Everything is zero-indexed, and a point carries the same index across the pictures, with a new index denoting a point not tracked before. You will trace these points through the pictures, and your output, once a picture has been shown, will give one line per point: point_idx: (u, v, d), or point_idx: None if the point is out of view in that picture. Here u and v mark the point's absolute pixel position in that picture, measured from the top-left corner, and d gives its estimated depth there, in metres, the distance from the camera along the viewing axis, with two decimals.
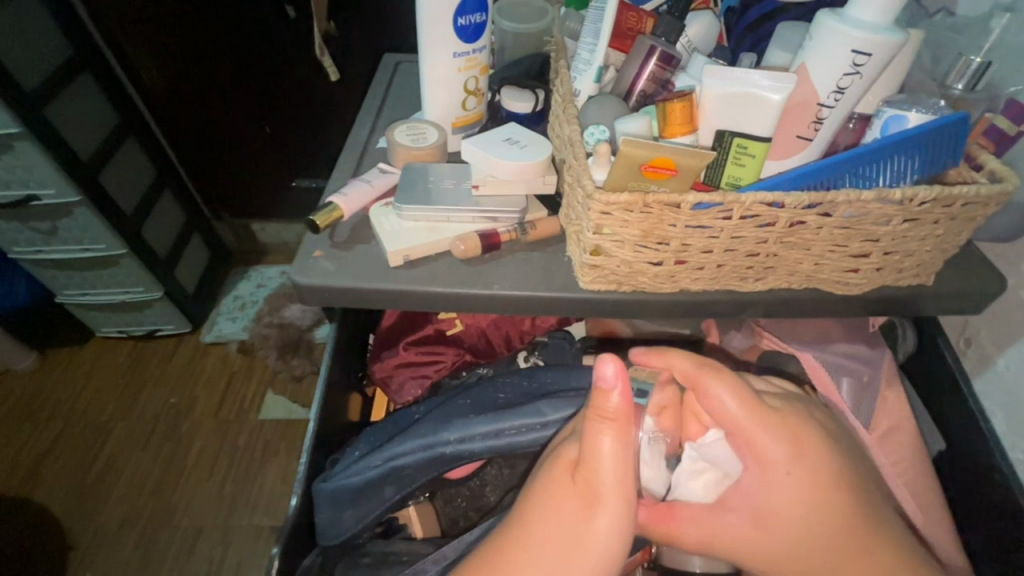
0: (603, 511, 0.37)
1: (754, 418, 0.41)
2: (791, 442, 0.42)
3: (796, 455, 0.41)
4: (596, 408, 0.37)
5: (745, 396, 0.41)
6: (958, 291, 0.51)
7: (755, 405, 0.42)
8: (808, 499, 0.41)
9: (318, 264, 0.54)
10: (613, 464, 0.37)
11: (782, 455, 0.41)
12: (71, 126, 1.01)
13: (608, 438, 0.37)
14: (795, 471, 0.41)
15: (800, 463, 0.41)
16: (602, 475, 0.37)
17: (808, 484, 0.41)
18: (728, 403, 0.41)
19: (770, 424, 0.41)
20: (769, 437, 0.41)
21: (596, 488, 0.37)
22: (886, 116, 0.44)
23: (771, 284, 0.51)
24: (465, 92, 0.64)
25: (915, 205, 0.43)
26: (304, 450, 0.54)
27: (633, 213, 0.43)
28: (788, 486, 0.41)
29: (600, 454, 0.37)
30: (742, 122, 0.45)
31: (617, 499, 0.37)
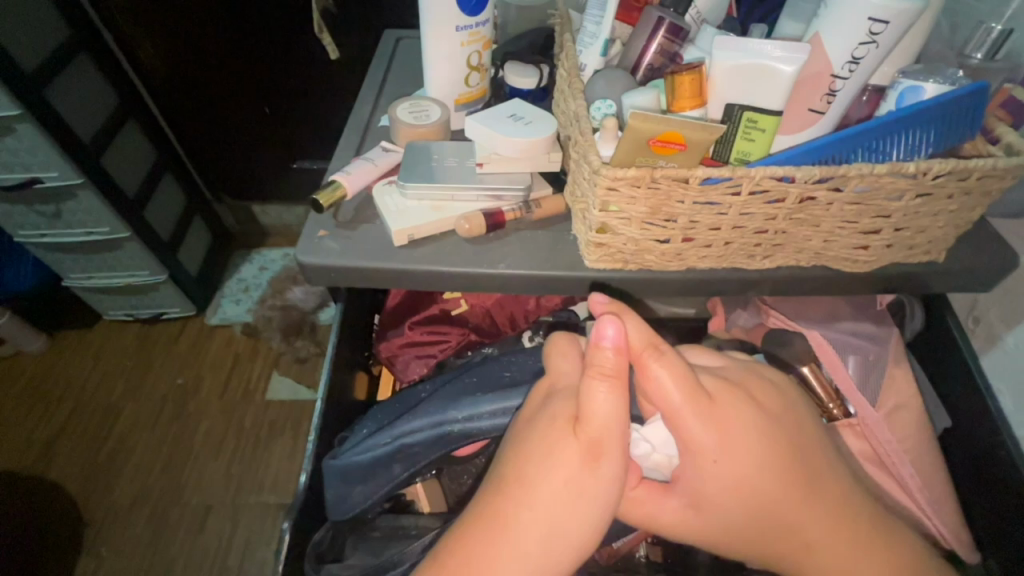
0: (606, 465, 0.36)
1: (686, 402, 0.38)
2: (726, 426, 0.39)
3: (730, 442, 0.39)
4: (594, 366, 0.37)
5: (682, 377, 0.39)
6: (968, 268, 0.51)
7: (690, 385, 0.39)
8: (748, 486, 0.39)
9: (323, 243, 0.53)
10: (615, 413, 0.36)
11: (716, 440, 0.39)
12: (71, 108, 1.00)
13: (604, 394, 0.36)
14: (730, 456, 0.39)
15: (735, 449, 0.39)
16: (608, 425, 0.36)
17: (747, 471, 0.39)
18: (668, 387, 0.38)
19: (705, 408, 0.39)
20: (693, 424, 0.38)
21: (599, 442, 0.36)
22: (903, 87, 0.43)
23: (779, 262, 0.50)
24: (468, 67, 0.63)
25: (929, 180, 0.42)
26: (312, 428, 0.55)
27: (641, 188, 0.42)
28: (718, 470, 0.39)
29: (596, 410, 0.36)
30: (752, 95, 0.44)
31: (619, 449, 0.36)
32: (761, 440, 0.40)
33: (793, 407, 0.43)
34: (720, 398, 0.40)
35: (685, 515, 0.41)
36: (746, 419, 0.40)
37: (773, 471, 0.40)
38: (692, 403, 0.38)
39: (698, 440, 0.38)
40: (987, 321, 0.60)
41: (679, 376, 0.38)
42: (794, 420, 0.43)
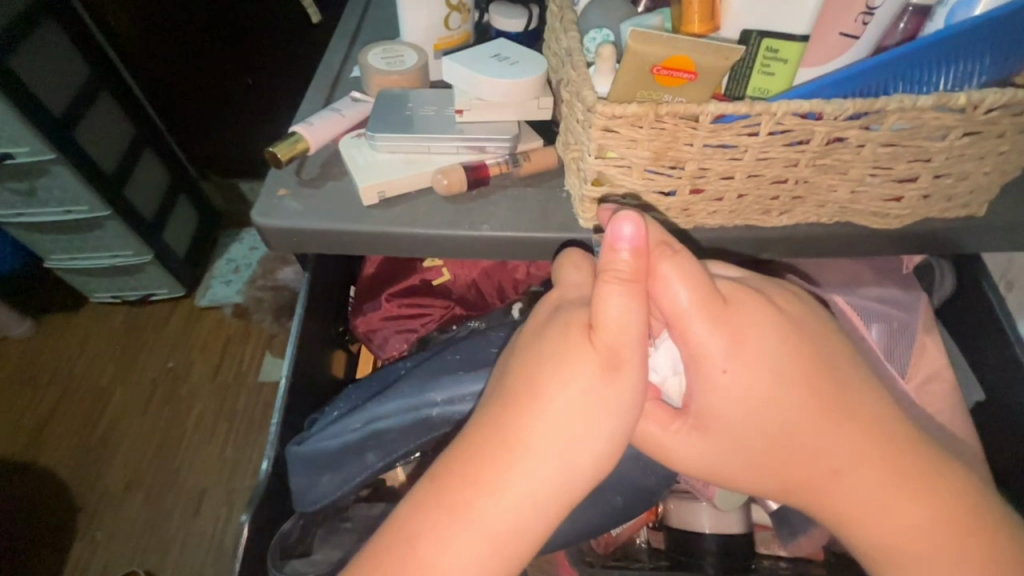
0: (626, 375, 0.31)
1: (701, 307, 0.32)
2: (747, 338, 0.33)
3: (751, 354, 0.33)
4: (606, 268, 0.31)
5: (694, 280, 0.32)
6: (1012, 224, 0.45)
7: (705, 287, 0.33)
8: (772, 410, 0.33)
9: (284, 204, 0.47)
10: (635, 318, 0.31)
11: (734, 353, 0.33)
12: (38, 75, 0.91)
13: (621, 299, 0.30)
14: (751, 373, 0.33)
15: (756, 364, 0.33)
16: (626, 331, 0.31)
17: (770, 391, 0.33)
18: (677, 290, 0.32)
19: (720, 314, 0.33)
20: (704, 331, 0.32)
21: (617, 349, 0.31)
22: (954, 2, 0.36)
23: (798, 218, 0.44)
24: (447, 7, 0.56)
25: (980, 113, 0.36)
26: (276, 410, 0.50)
27: (643, 128, 0.36)
28: (736, 392, 0.33)
29: (609, 312, 0.30)
30: (773, 18, 0.38)
31: (643, 356, 0.31)
32: (789, 356, 0.33)
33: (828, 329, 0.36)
34: (739, 305, 0.33)
35: (702, 453, 0.35)
36: (772, 331, 0.33)
37: (803, 394, 0.33)
38: (708, 308, 0.33)
39: (711, 352, 0.33)
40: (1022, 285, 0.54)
41: (698, 277, 0.32)
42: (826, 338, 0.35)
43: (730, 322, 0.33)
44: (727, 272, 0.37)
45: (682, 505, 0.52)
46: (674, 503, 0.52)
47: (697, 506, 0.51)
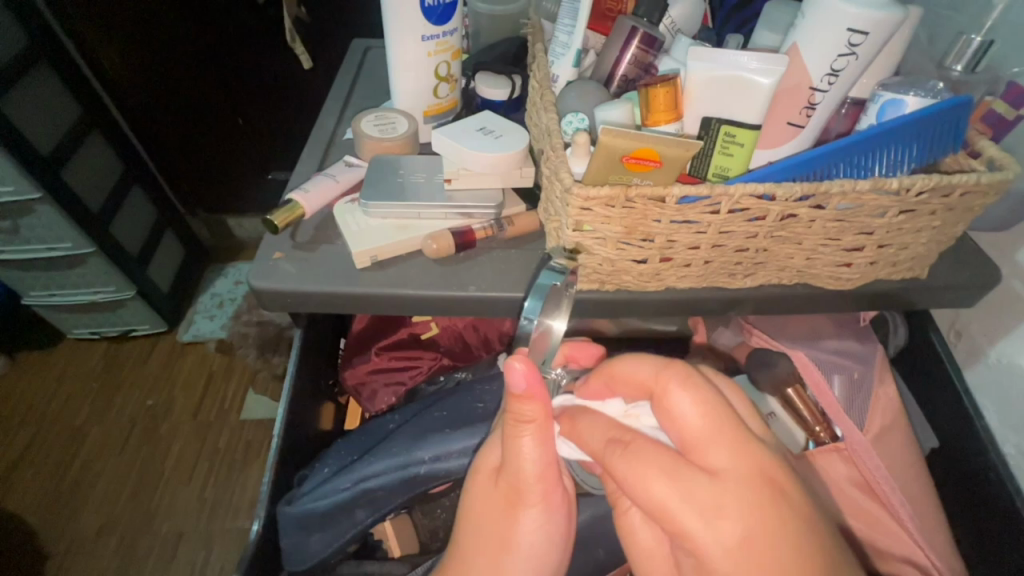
0: (529, 507, 0.40)
1: (661, 461, 0.32)
2: (691, 433, 0.34)
3: (727, 433, 0.33)
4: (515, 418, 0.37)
5: (701, 424, 0.33)
6: (951, 283, 0.49)
7: (715, 431, 0.33)
8: (795, 494, 0.32)
9: (278, 267, 0.50)
10: (533, 461, 0.38)
11: (699, 444, 0.33)
12: (27, 117, 0.92)
13: (530, 444, 0.38)
14: (741, 484, 0.31)
15: (752, 485, 0.31)
16: (527, 473, 0.39)
17: (792, 520, 0.30)
18: (686, 422, 0.34)
19: (613, 462, 0.34)
20: (686, 398, 0.34)
21: (521, 483, 0.39)
22: (883, 100, 0.42)
23: (760, 280, 0.48)
24: (436, 78, 0.59)
25: (912, 195, 0.40)
26: (268, 467, 0.51)
27: (615, 208, 0.40)
28: (727, 548, 0.30)
29: (525, 463, 0.39)
30: (730, 107, 0.42)
31: (540, 488, 0.40)
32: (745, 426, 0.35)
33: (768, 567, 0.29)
34: (619, 361, 0.39)
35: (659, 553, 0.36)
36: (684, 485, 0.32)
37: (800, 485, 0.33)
38: (607, 455, 0.35)
39: (683, 513, 0.31)
40: (970, 335, 0.58)
41: (639, 365, 0.37)
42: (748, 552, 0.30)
43: (662, 416, 0.35)
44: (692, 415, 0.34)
45: None
46: None
47: None
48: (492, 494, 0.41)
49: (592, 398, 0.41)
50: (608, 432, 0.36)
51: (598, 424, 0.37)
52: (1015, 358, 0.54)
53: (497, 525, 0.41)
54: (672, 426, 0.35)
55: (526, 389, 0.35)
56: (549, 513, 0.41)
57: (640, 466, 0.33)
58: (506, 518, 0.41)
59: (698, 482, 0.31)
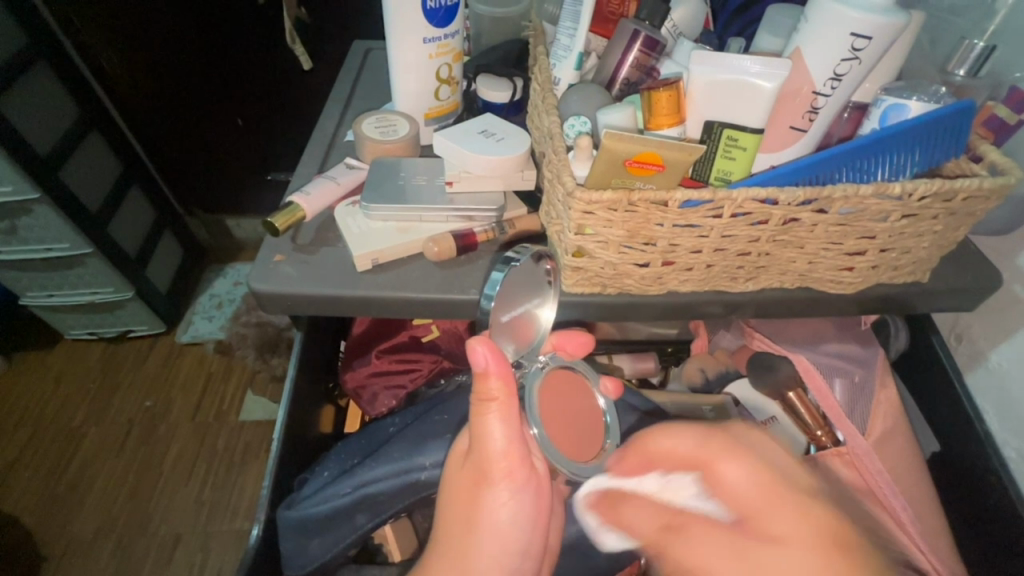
0: (496, 488, 0.40)
1: (722, 545, 0.37)
2: (744, 505, 0.37)
3: (777, 496, 0.36)
4: (480, 395, 0.39)
5: (757, 484, 0.37)
6: (953, 288, 0.49)
7: (769, 488, 0.37)
8: (854, 540, 0.35)
9: (278, 269, 0.49)
10: (498, 439, 0.39)
11: (752, 513, 0.37)
12: (26, 117, 0.92)
13: (495, 422, 0.39)
14: (804, 547, 0.34)
15: (816, 540, 0.35)
16: (494, 452, 0.39)
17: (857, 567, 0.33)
18: (739, 484, 0.38)
19: (670, 546, 0.39)
20: (734, 469, 0.38)
21: (489, 462, 0.40)
22: (886, 105, 0.42)
23: (762, 284, 0.48)
24: (437, 80, 0.59)
25: (915, 201, 0.40)
26: (268, 470, 0.51)
27: (617, 211, 0.40)
28: None
29: (491, 441, 0.39)
30: (732, 110, 0.42)
31: (509, 467, 0.40)
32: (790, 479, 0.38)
33: None
34: (653, 434, 0.42)
35: None
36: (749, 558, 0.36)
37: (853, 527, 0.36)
38: (663, 541, 0.39)
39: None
40: (971, 339, 0.58)
41: (678, 438, 0.41)
42: None
43: (711, 488, 0.39)
44: (740, 481, 0.38)
45: None
46: None
47: None
48: (463, 474, 0.42)
49: (625, 475, 0.42)
50: (659, 517, 0.40)
51: (648, 511, 0.41)
52: (1015, 362, 0.54)
53: (467, 506, 0.41)
54: (723, 495, 0.38)
55: (487, 367, 0.38)
56: (520, 493, 0.41)
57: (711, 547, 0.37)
58: (474, 497, 0.41)
59: (767, 547, 0.35)
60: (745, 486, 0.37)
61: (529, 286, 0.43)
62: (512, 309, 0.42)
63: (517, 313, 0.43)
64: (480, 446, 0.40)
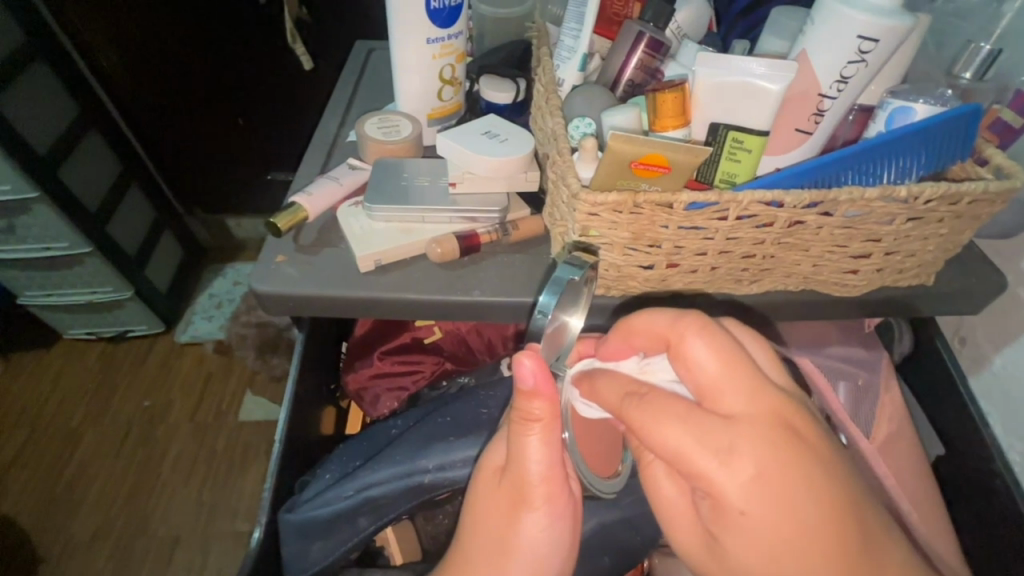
0: (534, 511, 0.40)
1: (678, 406, 0.32)
2: (704, 379, 0.34)
3: (736, 372, 0.33)
4: (523, 414, 0.37)
5: (722, 355, 0.34)
6: (957, 290, 0.49)
7: (731, 359, 0.33)
8: (807, 430, 0.32)
9: (281, 270, 0.49)
10: (536, 460, 0.38)
11: (715, 390, 0.33)
12: (25, 116, 0.92)
13: (535, 443, 0.38)
14: (755, 426, 0.31)
15: (765, 415, 0.32)
16: (530, 473, 0.38)
17: (805, 455, 0.31)
18: (706, 362, 0.34)
19: (628, 408, 0.34)
20: (701, 345, 0.34)
21: (524, 482, 0.39)
22: (892, 108, 0.42)
23: (766, 287, 0.48)
24: (441, 81, 0.59)
25: (920, 204, 0.40)
26: (270, 472, 0.51)
27: (622, 214, 0.39)
28: (742, 482, 0.30)
29: (530, 462, 0.38)
30: (737, 112, 0.42)
31: (545, 490, 0.39)
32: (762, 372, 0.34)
33: (791, 478, 0.30)
34: (633, 315, 0.38)
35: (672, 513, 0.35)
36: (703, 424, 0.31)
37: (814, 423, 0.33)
38: (624, 407, 0.35)
39: (699, 452, 0.31)
40: (974, 341, 0.58)
41: (655, 316, 0.36)
42: (778, 464, 0.30)
43: (679, 366, 0.35)
44: (710, 353, 0.34)
45: (666, 561, 0.59)
46: (658, 558, 0.60)
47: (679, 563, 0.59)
48: (496, 490, 0.41)
49: (610, 357, 0.40)
50: (625, 386, 0.36)
51: (615, 381, 0.37)
52: (1019, 365, 0.54)
53: (499, 523, 0.41)
54: (689, 375, 0.35)
55: (534, 387, 0.35)
56: (556, 516, 0.40)
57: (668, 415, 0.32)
58: (510, 520, 0.41)
59: (707, 419, 0.32)
60: (714, 355, 0.34)
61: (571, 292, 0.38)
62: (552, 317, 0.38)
63: (556, 321, 0.38)
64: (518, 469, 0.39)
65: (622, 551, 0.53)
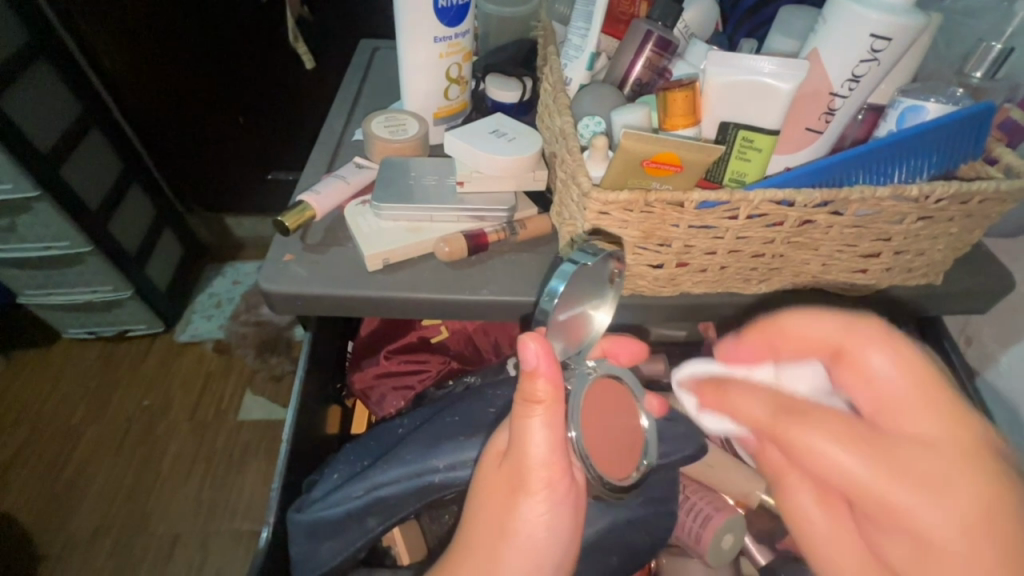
0: (532, 498, 0.39)
1: (844, 431, 0.33)
2: (889, 395, 0.35)
3: (929, 395, 0.34)
4: (527, 395, 0.38)
5: (904, 369, 0.35)
6: (966, 290, 0.49)
7: (921, 378, 0.35)
8: (1000, 468, 0.31)
9: (289, 269, 0.49)
10: (539, 444, 0.38)
11: (895, 407, 0.34)
12: (27, 114, 0.91)
13: (538, 426, 0.38)
14: (956, 458, 0.31)
15: (961, 443, 0.32)
16: (533, 459, 0.39)
17: (1004, 488, 0.30)
18: (887, 372, 0.35)
19: (782, 429, 0.35)
20: (883, 357, 0.36)
21: (526, 468, 0.39)
22: (903, 107, 0.42)
23: (775, 286, 0.48)
24: (447, 79, 0.59)
25: (931, 203, 0.40)
26: (277, 472, 0.51)
27: (633, 212, 0.39)
28: (943, 522, 0.30)
29: (533, 445, 0.38)
30: (748, 111, 0.41)
31: (548, 475, 0.39)
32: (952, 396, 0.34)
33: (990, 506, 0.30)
34: (787, 317, 0.39)
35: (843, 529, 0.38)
36: (869, 449, 0.32)
37: (1016, 463, 0.32)
38: (778, 425, 0.35)
39: (893, 480, 0.31)
40: (980, 341, 0.58)
41: (816, 324, 0.38)
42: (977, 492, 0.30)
43: (850, 376, 0.37)
44: (883, 365, 0.36)
45: (673, 561, 0.60)
46: (665, 558, 0.60)
47: (686, 563, 0.59)
48: (498, 478, 0.41)
49: (738, 363, 0.41)
50: (766, 400, 0.37)
51: (752, 395, 0.38)
52: None
53: (501, 512, 0.40)
54: (863, 389, 0.36)
55: (535, 368, 0.37)
56: (557, 504, 0.40)
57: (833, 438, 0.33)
58: (508, 506, 0.40)
59: (893, 436, 0.33)
60: (889, 369, 0.35)
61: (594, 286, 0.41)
62: (571, 308, 0.40)
63: (576, 312, 0.41)
64: (519, 452, 0.39)
65: (631, 551, 0.53)
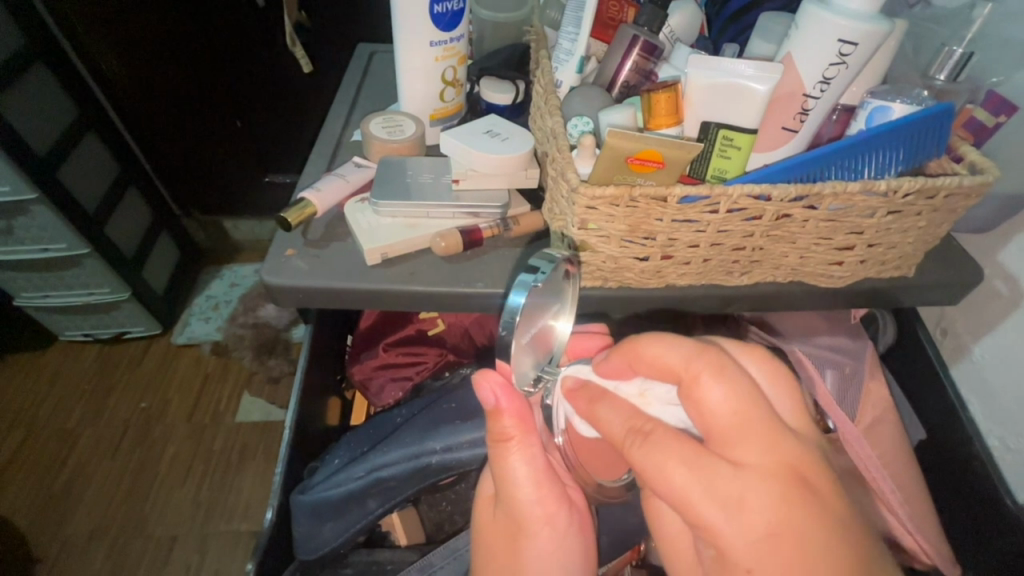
0: (534, 530, 0.42)
1: (682, 450, 0.32)
2: (726, 426, 0.33)
3: (752, 423, 0.32)
4: (496, 437, 0.40)
5: (737, 399, 0.33)
6: (936, 282, 0.52)
7: (752, 408, 0.33)
8: (824, 487, 0.31)
9: (290, 263, 0.51)
10: (524, 481, 0.41)
11: (726, 435, 0.33)
12: (24, 118, 0.93)
13: (518, 464, 0.41)
14: (767, 480, 0.31)
15: (779, 470, 0.31)
16: (522, 495, 0.41)
17: (815, 511, 0.30)
18: (721, 403, 0.33)
19: (634, 447, 0.34)
20: (718, 389, 0.33)
21: (516, 502, 0.42)
22: (872, 107, 0.44)
23: (756, 278, 0.50)
24: (443, 82, 0.61)
25: (899, 197, 0.42)
26: (280, 461, 0.53)
27: (619, 207, 0.41)
28: (750, 539, 0.29)
29: (517, 484, 0.41)
30: (726, 112, 0.44)
31: (540, 509, 0.42)
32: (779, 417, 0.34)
33: (796, 514, 0.30)
34: (645, 339, 0.37)
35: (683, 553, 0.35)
36: (695, 467, 0.31)
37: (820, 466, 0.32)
38: (628, 444, 0.34)
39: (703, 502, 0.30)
40: (955, 332, 0.61)
41: (669, 349, 0.35)
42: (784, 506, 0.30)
43: (691, 407, 0.34)
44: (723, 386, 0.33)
45: None
46: None
47: None
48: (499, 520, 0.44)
49: (610, 377, 0.39)
50: (628, 421, 0.35)
51: (617, 412, 0.36)
52: (997, 354, 0.56)
53: (510, 553, 0.43)
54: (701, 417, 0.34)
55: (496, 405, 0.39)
56: (560, 532, 0.43)
57: (673, 463, 0.31)
58: (513, 543, 0.43)
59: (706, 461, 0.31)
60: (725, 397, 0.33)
61: (553, 298, 0.38)
62: (534, 326, 0.38)
63: (539, 329, 0.38)
64: (508, 493, 0.42)
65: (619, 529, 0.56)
